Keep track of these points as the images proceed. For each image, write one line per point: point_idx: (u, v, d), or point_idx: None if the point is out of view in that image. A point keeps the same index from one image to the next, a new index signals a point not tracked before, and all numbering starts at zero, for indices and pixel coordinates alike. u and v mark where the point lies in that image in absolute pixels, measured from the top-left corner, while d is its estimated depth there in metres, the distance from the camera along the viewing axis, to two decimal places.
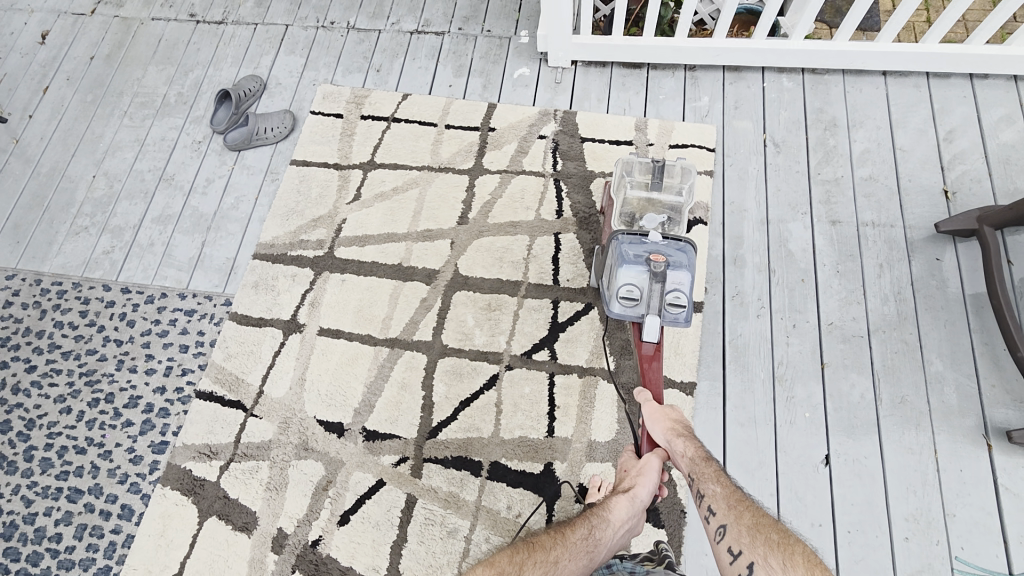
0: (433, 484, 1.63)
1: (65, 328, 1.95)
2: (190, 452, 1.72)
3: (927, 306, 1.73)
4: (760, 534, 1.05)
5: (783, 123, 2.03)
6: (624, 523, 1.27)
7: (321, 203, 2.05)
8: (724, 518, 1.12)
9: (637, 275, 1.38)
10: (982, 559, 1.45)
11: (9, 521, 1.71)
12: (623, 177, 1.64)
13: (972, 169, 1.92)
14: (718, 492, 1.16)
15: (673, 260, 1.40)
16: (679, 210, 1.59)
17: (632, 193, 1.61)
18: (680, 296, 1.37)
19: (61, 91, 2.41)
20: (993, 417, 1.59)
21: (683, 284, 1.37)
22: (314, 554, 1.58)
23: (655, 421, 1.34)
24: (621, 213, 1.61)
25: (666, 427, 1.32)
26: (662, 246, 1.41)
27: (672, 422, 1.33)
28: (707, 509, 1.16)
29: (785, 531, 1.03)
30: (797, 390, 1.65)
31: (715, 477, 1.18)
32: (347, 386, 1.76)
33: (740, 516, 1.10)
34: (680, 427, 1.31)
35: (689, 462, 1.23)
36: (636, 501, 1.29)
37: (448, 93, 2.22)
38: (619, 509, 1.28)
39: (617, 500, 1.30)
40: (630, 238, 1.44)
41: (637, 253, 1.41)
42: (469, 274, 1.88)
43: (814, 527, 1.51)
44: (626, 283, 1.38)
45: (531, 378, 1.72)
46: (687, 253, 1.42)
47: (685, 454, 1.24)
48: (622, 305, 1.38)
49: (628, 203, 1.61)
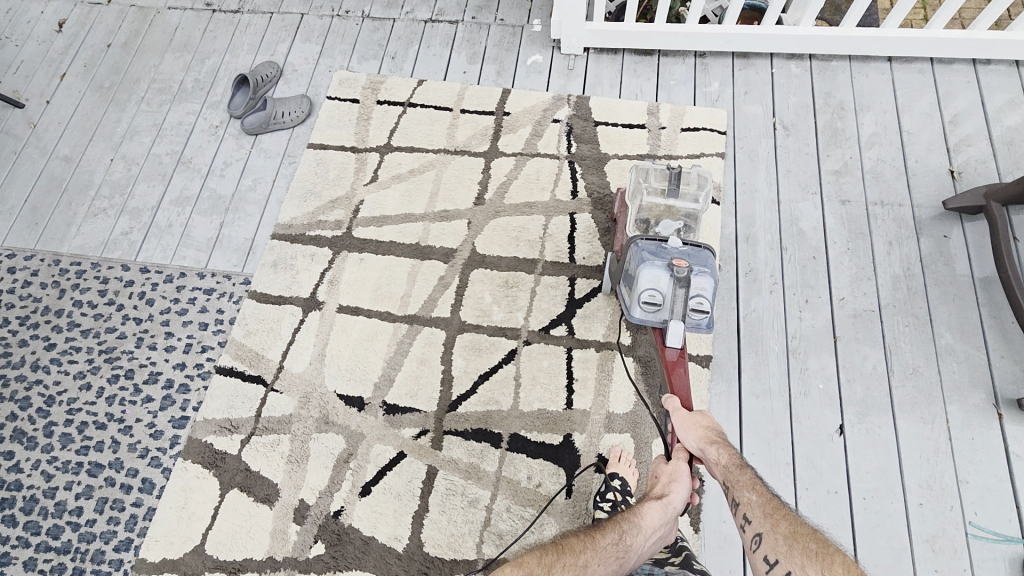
0: (454, 455, 1.64)
1: (84, 307, 1.96)
2: (211, 426, 1.74)
3: (936, 282, 1.77)
4: (798, 544, 1.03)
5: (792, 107, 2.08)
6: (656, 530, 1.25)
7: (338, 185, 2.08)
8: (759, 525, 1.10)
9: (658, 280, 1.39)
10: (996, 524, 1.48)
11: (29, 495, 1.71)
12: (638, 183, 1.68)
13: (977, 151, 1.97)
14: (753, 500, 1.14)
15: (695, 264, 1.41)
16: (694, 217, 1.63)
17: (648, 199, 1.62)
18: (702, 301, 1.40)
19: (78, 78, 2.43)
20: (1003, 387, 1.62)
21: (707, 289, 1.39)
22: (336, 524, 1.59)
23: (686, 430, 1.31)
24: (637, 220, 1.63)
25: (699, 436, 1.28)
26: (683, 251, 1.43)
27: (705, 429, 1.29)
28: (742, 518, 1.14)
29: (824, 540, 1.02)
30: (811, 362, 1.68)
31: (749, 485, 1.16)
32: (367, 361, 1.78)
33: (776, 525, 1.08)
34: (713, 434, 1.27)
35: (723, 470, 1.21)
36: (669, 508, 1.28)
37: (462, 79, 2.26)
38: (652, 514, 1.26)
39: (650, 506, 1.28)
40: (650, 243, 1.45)
41: (659, 257, 1.41)
42: (486, 253, 1.91)
43: (830, 494, 1.54)
44: (648, 288, 1.40)
45: (549, 352, 1.75)
46: (707, 257, 1.43)
47: (719, 462, 1.22)
48: (644, 310, 1.42)
49: (644, 209, 1.63)
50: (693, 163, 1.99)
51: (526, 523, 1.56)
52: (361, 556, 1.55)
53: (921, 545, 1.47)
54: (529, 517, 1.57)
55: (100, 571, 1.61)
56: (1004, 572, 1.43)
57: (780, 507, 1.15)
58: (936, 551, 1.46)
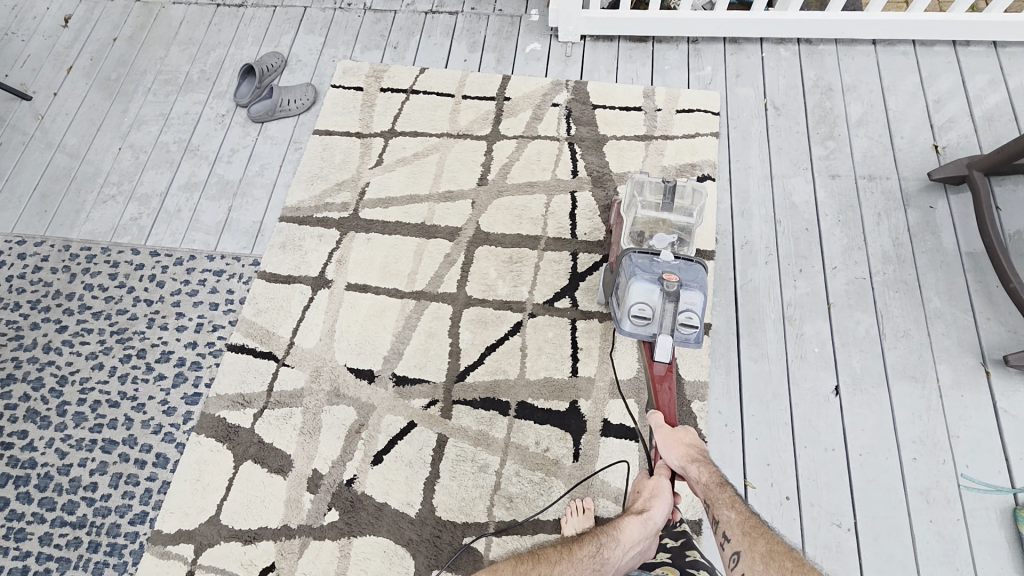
0: (463, 423, 1.69)
1: (95, 290, 1.99)
2: (223, 402, 1.77)
3: (924, 250, 1.84)
4: (774, 562, 1.07)
5: (782, 88, 2.15)
6: (635, 544, 1.24)
7: (344, 168, 2.13)
8: (738, 544, 1.15)
9: (648, 294, 1.40)
10: (987, 476, 1.54)
11: (43, 472, 1.73)
12: (633, 196, 1.64)
13: (959, 128, 2.06)
14: (732, 518, 1.17)
15: (685, 278, 1.41)
16: (689, 231, 1.58)
17: (643, 212, 1.60)
18: (692, 316, 1.40)
19: (85, 71, 2.48)
20: (990, 346, 1.69)
21: (696, 304, 1.39)
22: (349, 492, 1.63)
23: (669, 448, 1.34)
24: (631, 232, 1.60)
25: (681, 454, 1.32)
26: (674, 265, 1.43)
27: (687, 447, 1.32)
28: (722, 535, 1.18)
29: (800, 559, 1.05)
30: (806, 328, 1.75)
31: (729, 503, 1.19)
32: (377, 336, 1.83)
33: (754, 543, 1.12)
34: (695, 452, 1.30)
35: (703, 489, 1.23)
36: (649, 523, 1.27)
37: (463, 66, 2.32)
38: (631, 529, 1.26)
39: (629, 520, 1.28)
40: (642, 256, 1.46)
41: (650, 271, 1.42)
42: (490, 231, 1.96)
43: (828, 451, 1.59)
44: (638, 301, 1.41)
45: (554, 323, 1.80)
46: (699, 272, 1.43)
47: (700, 480, 1.25)
48: (634, 323, 1.43)
49: (639, 222, 1.60)
50: (689, 142, 2.06)
51: (535, 485, 1.61)
52: (374, 521, 1.59)
53: (916, 497, 1.52)
54: (537, 480, 1.61)
55: (115, 543, 1.63)
56: (996, 521, 1.49)
57: (760, 524, 1.18)
58: (930, 502, 1.52)
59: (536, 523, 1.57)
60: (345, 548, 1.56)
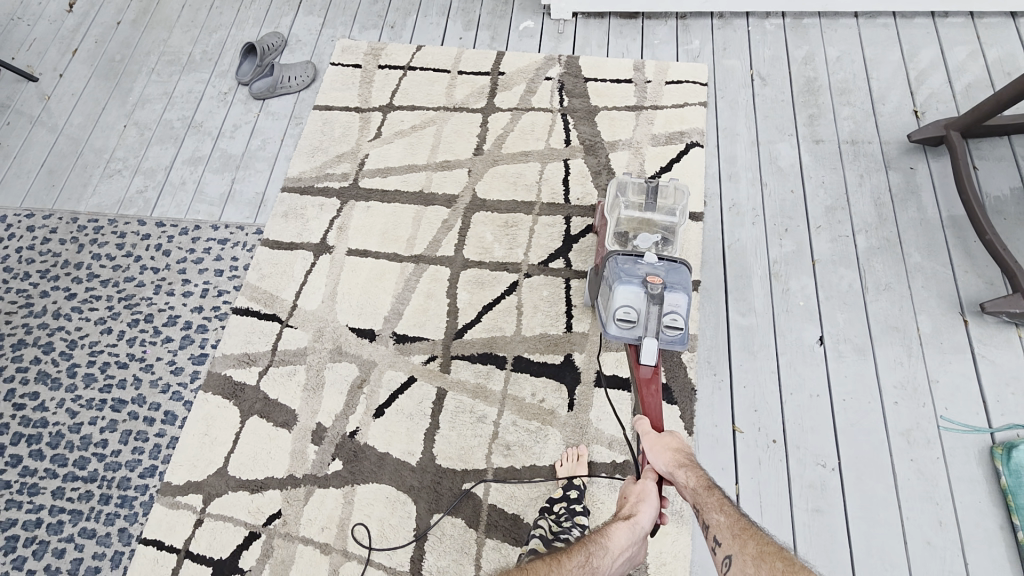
0: (461, 377, 1.75)
1: (102, 259, 2.05)
2: (230, 361, 1.83)
3: (904, 209, 1.91)
4: (765, 563, 1.02)
5: (767, 60, 2.23)
6: (624, 550, 1.19)
7: (344, 141, 2.19)
8: (729, 547, 1.10)
9: (633, 297, 1.40)
10: (965, 417, 1.60)
11: (55, 431, 1.78)
12: (616, 197, 1.64)
13: (938, 94, 2.14)
14: (721, 521, 1.12)
15: (669, 280, 1.42)
16: (673, 230, 1.59)
17: (626, 213, 1.61)
18: (677, 317, 1.41)
19: (90, 52, 2.54)
20: (968, 297, 1.76)
21: (680, 305, 1.40)
22: (353, 443, 1.68)
23: (656, 453, 1.28)
24: (615, 233, 1.61)
25: (668, 459, 1.25)
26: (658, 267, 1.44)
27: (674, 452, 1.26)
28: (713, 540, 1.13)
29: (790, 558, 1.01)
30: (792, 283, 1.81)
31: (718, 506, 1.14)
32: (378, 297, 1.89)
33: (744, 545, 1.07)
34: (682, 457, 1.24)
35: (692, 494, 1.18)
36: (638, 528, 1.22)
37: (458, 44, 2.39)
38: (619, 536, 1.20)
39: (616, 527, 1.22)
40: (626, 258, 1.46)
41: (634, 272, 1.42)
42: (486, 198, 2.03)
43: (813, 397, 1.65)
44: (623, 304, 1.40)
45: (548, 282, 1.87)
46: (683, 273, 1.44)
47: (688, 485, 1.19)
48: (620, 327, 1.42)
49: (622, 223, 1.61)
50: (677, 112, 2.13)
51: (531, 434, 1.66)
52: (377, 470, 1.64)
53: (898, 438, 1.58)
54: (533, 428, 1.67)
55: (126, 496, 1.68)
56: (974, 458, 1.55)
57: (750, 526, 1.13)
58: (912, 442, 1.58)
59: (533, 468, 1.62)
60: (349, 496, 1.62)
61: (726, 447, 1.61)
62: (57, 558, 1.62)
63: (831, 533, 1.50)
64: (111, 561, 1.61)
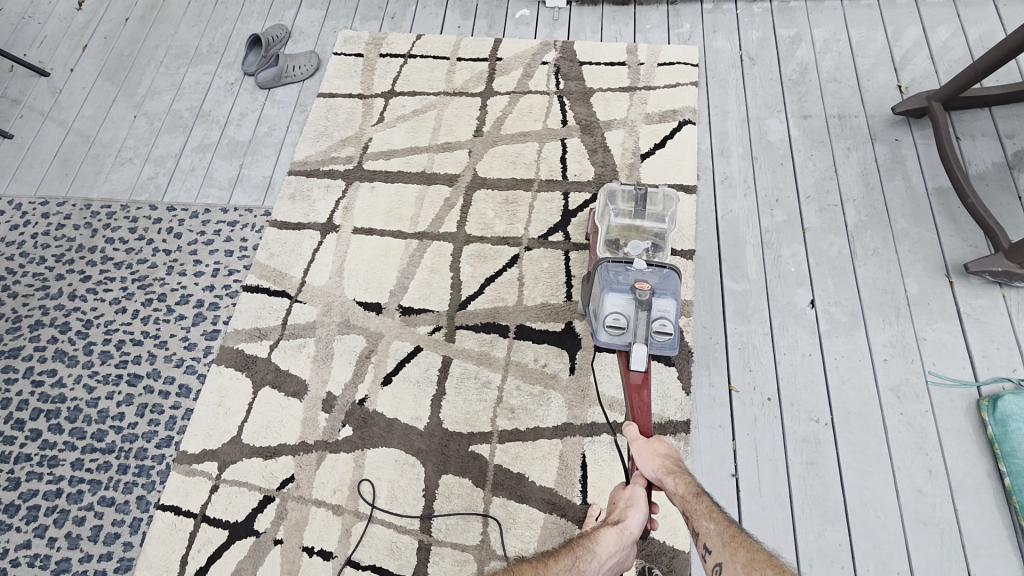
0: (466, 346, 1.81)
1: (116, 243, 2.12)
2: (241, 335, 1.89)
3: (890, 179, 1.98)
4: (755, 572, 1.05)
5: (755, 41, 2.31)
6: (611, 555, 1.21)
7: (348, 126, 2.27)
8: (719, 555, 1.12)
9: (622, 304, 1.42)
10: (953, 372, 1.66)
11: (73, 405, 1.84)
12: (606, 205, 1.68)
13: (921, 69, 2.21)
14: (711, 529, 1.15)
15: (658, 286, 1.43)
16: (663, 236, 1.65)
17: (617, 220, 1.65)
18: (666, 322, 1.42)
19: (99, 48, 2.62)
20: (953, 259, 1.82)
21: (669, 311, 1.42)
22: (362, 410, 1.74)
23: (644, 459, 1.31)
24: (606, 241, 1.65)
25: (657, 466, 1.28)
26: (647, 273, 1.45)
27: (662, 458, 1.29)
28: (703, 547, 1.16)
29: (780, 567, 1.04)
30: (783, 250, 1.88)
31: (707, 514, 1.16)
32: (383, 272, 1.95)
33: (734, 553, 1.10)
34: (670, 463, 1.27)
35: (681, 500, 1.20)
36: (625, 534, 1.25)
37: (457, 32, 2.47)
38: (607, 541, 1.23)
39: (605, 532, 1.25)
40: (615, 265, 1.48)
41: (623, 280, 1.44)
42: (486, 176, 2.10)
43: (805, 356, 1.71)
44: (612, 311, 1.42)
45: (548, 255, 1.93)
46: (672, 280, 1.45)
47: (676, 491, 1.21)
48: (610, 334, 1.44)
49: (613, 230, 1.66)
50: (670, 92, 2.21)
51: (534, 398, 1.72)
52: (386, 435, 1.70)
53: (887, 394, 1.64)
54: (536, 392, 1.72)
55: (143, 465, 1.73)
56: (961, 410, 1.61)
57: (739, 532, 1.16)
58: (901, 397, 1.64)
59: (537, 430, 1.68)
60: (359, 460, 1.67)
61: (723, 405, 1.67)
62: (77, 526, 1.67)
63: (825, 485, 1.55)
64: (130, 527, 1.66)
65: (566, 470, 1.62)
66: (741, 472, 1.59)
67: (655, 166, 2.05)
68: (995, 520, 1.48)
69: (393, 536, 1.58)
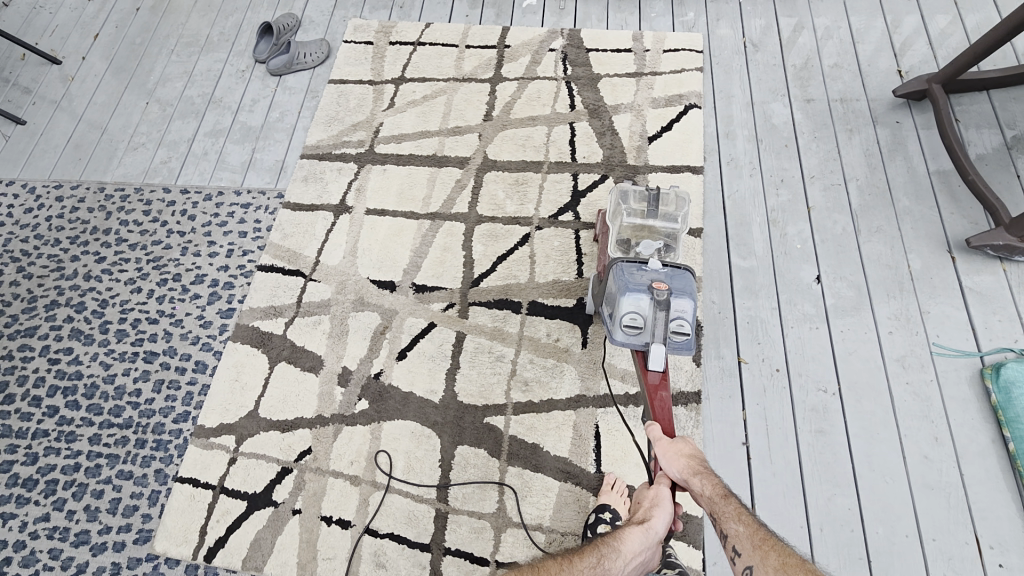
0: (479, 322, 1.84)
1: (130, 225, 2.14)
2: (257, 313, 1.92)
3: (892, 160, 2.03)
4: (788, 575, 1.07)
5: (758, 28, 2.36)
6: (637, 554, 1.24)
7: (359, 111, 2.30)
8: (750, 558, 1.13)
9: (639, 304, 1.40)
10: (956, 343, 1.70)
11: (89, 382, 1.86)
12: (618, 205, 1.66)
13: (919, 55, 2.27)
14: (740, 531, 1.16)
15: (674, 286, 1.42)
16: (675, 236, 1.63)
17: (629, 220, 1.63)
18: (683, 323, 1.41)
19: (111, 37, 2.65)
20: (955, 235, 1.87)
21: (686, 311, 1.40)
22: (378, 384, 1.77)
23: (669, 460, 1.29)
24: (618, 241, 1.64)
25: (682, 466, 1.27)
26: (662, 273, 1.44)
27: (687, 459, 1.28)
28: (732, 550, 1.17)
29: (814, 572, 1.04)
30: (789, 228, 1.92)
31: (736, 516, 1.17)
32: (396, 251, 1.98)
33: (765, 556, 1.12)
34: (696, 464, 1.26)
35: (708, 502, 1.21)
36: (650, 533, 1.26)
37: (465, 21, 2.51)
38: (632, 539, 1.25)
39: (630, 531, 1.27)
40: (630, 266, 1.47)
41: (639, 280, 1.42)
42: (497, 159, 2.14)
43: (813, 329, 1.75)
44: (629, 311, 1.41)
45: (559, 234, 1.97)
46: (687, 280, 1.44)
47: (703, 493, 1.21)
48: (627, 333, 1.42)
49: (624, 230, 1.64)
50: (675, 77, 2.25)
51: (547, 370, 1.75)
52: (402, 407, 1.73)
53: (893, 364, 1.68)
54: (549, 365, 1.75)
55: (161, 439, 1.75)
56: (965, 379, 1.65)
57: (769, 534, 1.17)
58: (906, 367, 1.68)
59: (551, 401, 1.70)
60: (375, 432, 1.70)
61: (732, 377, 1.70)
62: (95, 499, 1.68)
63: (834, 452, 1.59)
64: (148, 500, 1.67)
65: (580, 439, 1.65)
66: (752, 440, 1.62)
67: (662, 148, 2.10)
68: (1000, 484, 1.52)
69: (411, 505, 1.60)
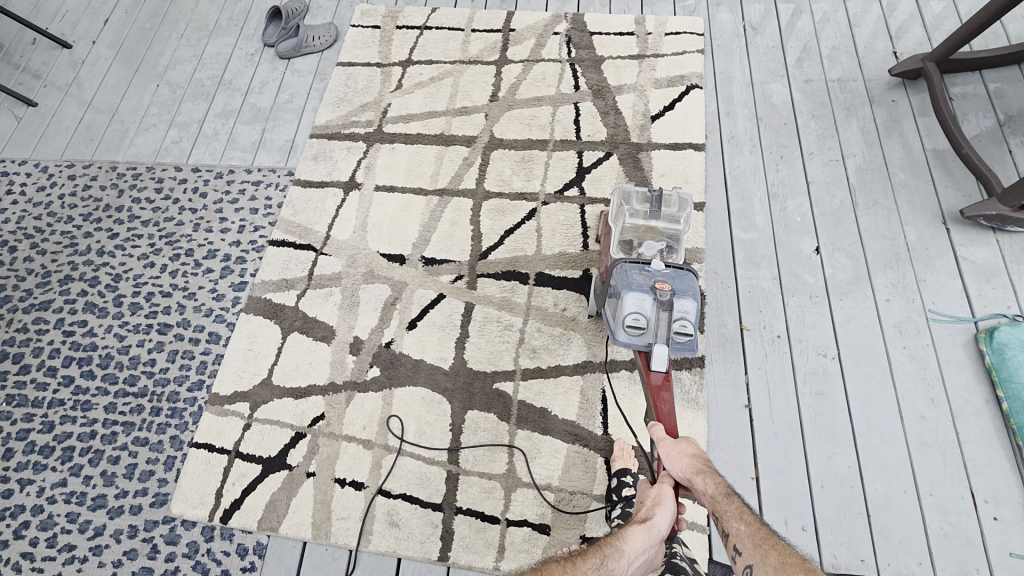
0: (487, 293, 1.88)
1: (143, 203, 2.18)
2: (269, 286, 1.95)
3: (888, 137, 2.09)
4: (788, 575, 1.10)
5: (758, 12, 2.42)
6: (640, 554, 1.20)
7: (368, 92, 2.34)
8: (750, 557, 1.17)
9: (642, 304, 1.41)
10: (951, 309, 1.75)
11: (104, 352, 1.89)
12: (621, 206, 1.68)
13: (913, 37, 2.34)
14: (742, 531, 1.19)
15: (676, 287, 1.44)
16: (676, 237, 1.64)
17: (631, 220, 1.63)
18: (686, 324, 1.42)
19: (121, 22, 2.68)
20: (949, 208, 1.92)
21: (689, 312, 1.42)
22: (389, 352, 1.81)
23: (672, 459, 1.29)
24: (620, 241, 1.65)
25: (685, 466, 1.27)
26: (665, 274, 1.47)
27: (690, 459, 1.28)
28: (733, 548, 1.20)
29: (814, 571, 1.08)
30: (788, 202, 1.97)
31: (738, 515, 1.19)
32: (405, 226, 2.02)
33: (766, 556, 1.15)
34: (699, 463, 1.26)
35: (711, 501, 1.21)
36: (653, 531, 1.24)
37: (470, 5, 2.55)
38: (635, 539, 1.22)
39: (633, 530, 1.24)
40: (633, 266, 1.50)
41: (642, 281, 1.45)
42: (503, 137, 2.18)
43: (813, 298, 1.80)
44: (632, 311, 1.41)
45: (565, 208, 2.01)
46: (689, 281, 1.47)
47: (707, 492, 1.22)
48: (629, 333, 1.42)
49: (627, 231, 1.65)
50: (677, 59, 2.31)
51: (555, 338, 1.79)
52: (412, 374, 1.77)
53: (890, 329, 1.73)
54: (557, 334, 1.80)
55: (176, 407, 1.79)
56: (961, 343, 1.70)
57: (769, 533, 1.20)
58: (903, 332, 1.73)
59: (558, 368, 1.75)
60: (387, 398, 1.74)
61: (735, 343, 1.75)
62: (112, 464, 1.71)
63: (834, 414, 1.64)
64: (164, 465, 1.71)
65: (588, 403, 1.69)
66: (754, 403, 1.67)
67: (665, 126, 2.15)
68: (994, 442, 1.57)
69: (423, 467, 1.64)
